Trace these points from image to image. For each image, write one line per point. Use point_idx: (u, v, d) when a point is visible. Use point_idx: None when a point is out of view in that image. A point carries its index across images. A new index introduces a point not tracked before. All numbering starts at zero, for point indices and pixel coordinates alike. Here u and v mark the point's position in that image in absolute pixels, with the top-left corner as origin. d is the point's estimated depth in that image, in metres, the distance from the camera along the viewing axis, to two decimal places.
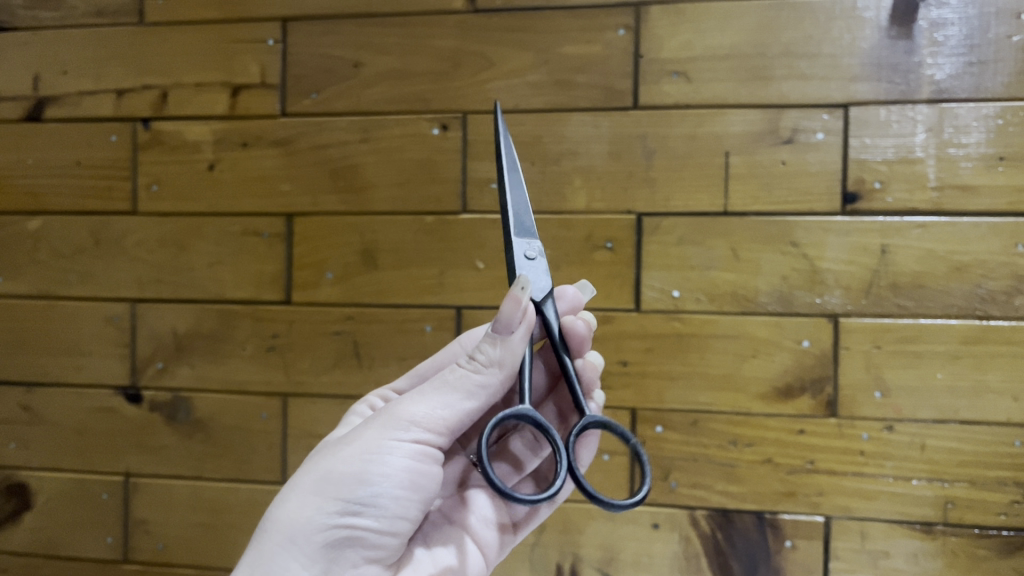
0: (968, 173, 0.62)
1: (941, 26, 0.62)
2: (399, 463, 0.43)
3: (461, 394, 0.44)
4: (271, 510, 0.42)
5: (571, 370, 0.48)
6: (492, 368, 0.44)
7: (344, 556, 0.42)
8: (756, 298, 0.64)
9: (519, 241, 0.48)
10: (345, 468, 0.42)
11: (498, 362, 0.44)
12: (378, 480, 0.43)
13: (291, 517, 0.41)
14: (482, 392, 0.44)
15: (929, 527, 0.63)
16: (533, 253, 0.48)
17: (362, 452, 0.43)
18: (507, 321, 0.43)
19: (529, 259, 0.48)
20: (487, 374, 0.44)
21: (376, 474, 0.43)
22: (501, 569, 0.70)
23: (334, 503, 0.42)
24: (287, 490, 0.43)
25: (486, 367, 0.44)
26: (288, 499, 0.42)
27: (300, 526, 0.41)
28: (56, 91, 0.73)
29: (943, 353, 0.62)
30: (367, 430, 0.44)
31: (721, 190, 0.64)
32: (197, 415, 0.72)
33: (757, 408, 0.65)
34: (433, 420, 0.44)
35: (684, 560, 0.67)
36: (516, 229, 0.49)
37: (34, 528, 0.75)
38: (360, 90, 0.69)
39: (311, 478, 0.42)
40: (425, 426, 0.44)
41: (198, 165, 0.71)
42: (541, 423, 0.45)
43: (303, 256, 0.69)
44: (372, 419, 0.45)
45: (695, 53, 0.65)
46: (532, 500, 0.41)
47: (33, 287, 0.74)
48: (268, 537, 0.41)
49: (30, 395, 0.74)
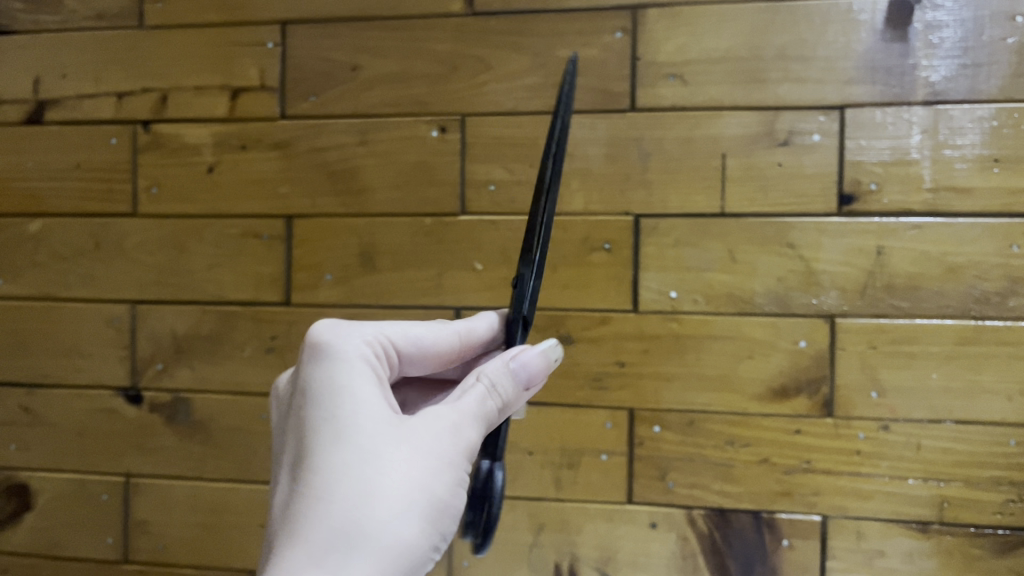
0: (963, 175, 0.62)
1: (936, 29, 0.62)
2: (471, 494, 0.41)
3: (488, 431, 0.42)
4: (375, 529, 0.37)
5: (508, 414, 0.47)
6: (499, 411, 0.42)
7: None
8: (752, 299, 0.65)
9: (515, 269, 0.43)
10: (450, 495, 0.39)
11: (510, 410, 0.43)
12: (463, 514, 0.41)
13: (404, 545, 0.37)
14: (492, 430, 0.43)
15: (925, 526, 0.64)
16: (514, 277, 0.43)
17: (461, 480, 0.40)
18: (533, 376, 0.43)
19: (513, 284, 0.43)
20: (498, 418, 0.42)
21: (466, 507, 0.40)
22: (500, 570, 0.70)
23: (438, 535, 0.39)
24: (395, 509, 0.37)
25: (504, 408, 0.43)
26: (399, 523, 0.37)
27: (407, 557, 0.37)
28: (56, 94, 0.74)
29: (938, 354, 0.63)
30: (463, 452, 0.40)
31: (718, 192, 0.65)
32: (197, 416, 0.72)
33: (754, 408, 0.65)
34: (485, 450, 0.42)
35: (681, 559, 0.67)
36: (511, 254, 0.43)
37: (35, 529, 0.76)
38: (359, 93, 0.69)
39: (420, 500, 0.38)
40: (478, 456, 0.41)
41: (198, 168, 0.72)
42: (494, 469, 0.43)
43: (302, 258, 0.70)
44: (461, 434, 0.40)
45: (691, 57, 0.65)
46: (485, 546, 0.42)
47: (33, 289, 0.74)
48: (374, 562, 0.36)
49: (30, 396, 0.75)
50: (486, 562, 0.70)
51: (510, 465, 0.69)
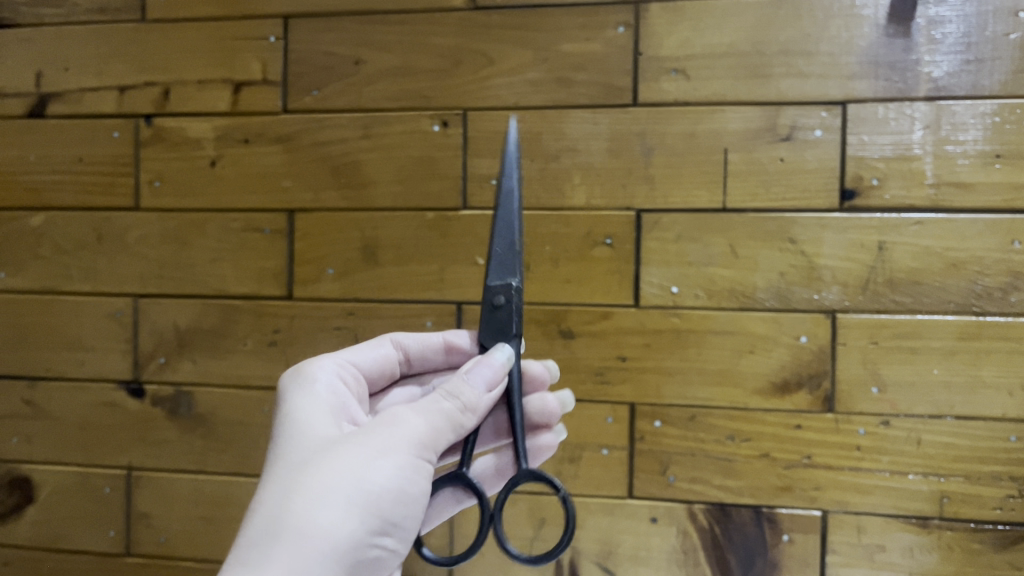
0: (965, 171, 0.62)
1: (939, 24, 0.62)
2: (424, 485, 0.44)
3: (449, 426, 0.44)
4: (297, 517, 0.39)
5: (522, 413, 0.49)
6: (467, 412, 0.45)
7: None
8: (754, 295, 0.65)
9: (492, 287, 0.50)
10: (382, 482, 0.41)
11: (474, 407, 0.45)
12: (409, 500, 0.43)
13: (325, 530, 0.39)
14: (462, 432, 0.45)
15: (925, 521, 0.64)
16: (500, 300, 0.49)
17: (400, 466, 0.42)
18: (480, 367, 0.47)
19: (495, 305, 0.50)
20: (465, 416, 0.45)
21: (412, 491, 0.43)
22: (502, 566, 0.70)
23: (369, 518, 0.41)
24: (314, 497, 0.40)
25: (465, 410, 0.45)
26: (321, 509, 0.40)
27: (337, 539, 0.39)
28: (58, 87, 0.74)
29: (938, 350, 0.63)
30: (398, 444, 0.42)
31: (720, 187, 0.65)
32: (199, 409, 0.72)
33: (755, 403, 0.65)
34: (441, 443, 0.44)
35: (682, 553, 0.67)
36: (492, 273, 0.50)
37: (38, 521, 0.76)
38: (361, 87, 0.69)
39: (348, 488, 0.41)
40: (434, 447, 0.44)
41: (200, 162, 0.72)
42: (537, 475, 0.47)
43: (304, 252, 0.70)
44: (396, 428, 0.43)
45: (694, 51, 0.65)
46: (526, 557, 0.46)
47: (36, 282, 0.74)
48: (296, 549, 0.38)
49: (33, 390, 0.75)
50: (487, 557, 0.70)
51: None
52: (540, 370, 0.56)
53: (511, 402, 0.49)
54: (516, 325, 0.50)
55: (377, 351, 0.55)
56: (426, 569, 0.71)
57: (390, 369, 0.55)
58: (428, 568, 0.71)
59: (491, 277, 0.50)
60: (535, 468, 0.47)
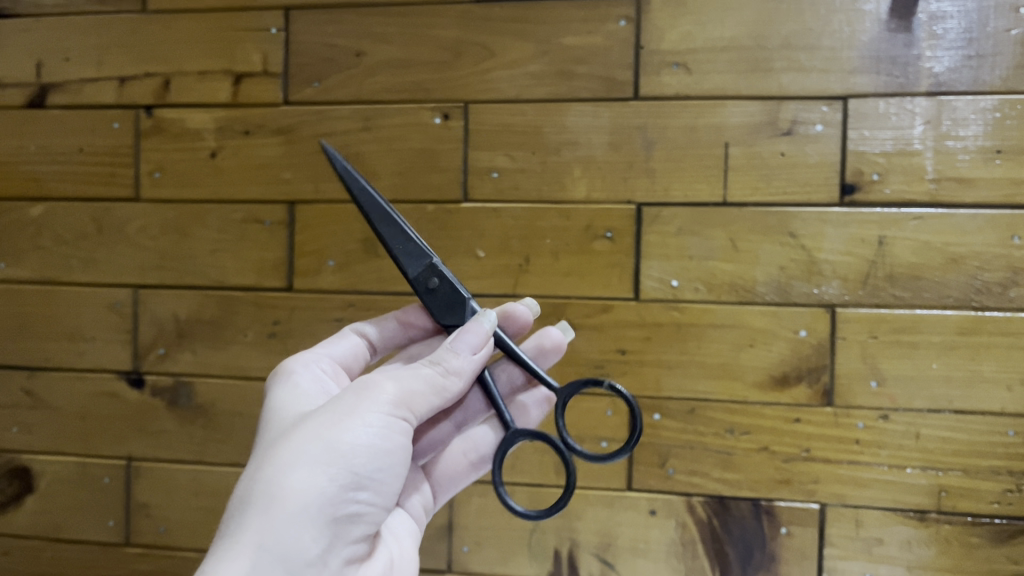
0: (965, 166, 0.62)
1: (940, 19, 0.62)
2: (402, 442, 0.44)
3: (430, 391, 0.45)
4: (268, 483, 0.40)
5: (523, 355, 0.50)
6: (450, 376, 0.46)
7: (349, 531, 0.42)
8: (754, 288, 0.65)
9: (418, 278, 0.50)
10: (352, 441, 0.42)
11: (459, 371, 0.46)
12: (384, 455, 0.43)
13: (295, 491, 0.40)
14: (446, 395, 0.46)
15: (923, 514, 0.64)
16: (434, 281, 0.50)
17: (369, 424, 0.43)
18: (459, 333, 0.47)
19: (432, 288, 0.50)
20: (448, 380, 0.46)
21: (387, 446, 0.43)
22: (501, 558, 0.70)
23: (342, 474, 0.41)
24: (284, 462, 0.41)
25: (448, 374, 0.46)
26: (292, 471, 0.40)
27: (311, 497, 0.40)
28: (58, 77, 0.74)
29: (938, 344, 0.63)
30: (367, 406, 0.43)
31: (721, 181, 0.65)
32: (199, 400, 0.72)
33: (754, 397, 0.66)
34: (419, 405, 0.45)
35: (681, 546, 0.67)
36: (409, 267, 0.50)
37: (38, 511, 0.76)
38: (362, 79, 0.69)
39: (316, 450, 0.41)
40: (410, 407, 0.44)
41: (201, 153, 0.72)
42: (577, 387, 0.49)
43: (304, 244, 0.70)
44: (364, 392, 0.44)
45: (695, 45, 0.65)
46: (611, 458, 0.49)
47: (36, 272, 0.74)
48: (269, 513, 0.39)
49: (33, 379, 0.75)
50: (486, 548, 0.70)
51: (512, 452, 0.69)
52: (523, 311, 0.56)
53: (508, 354, 0.50)
54: (461, 291, 0.50)
55: (348, 341, 0.55)
56: (426, 559, 0.71)
57: (363, 357, 0.56)
58: (428, 558, 0.71)
59: (409, 271, 0.50)
60: (575, 383, 0.49)
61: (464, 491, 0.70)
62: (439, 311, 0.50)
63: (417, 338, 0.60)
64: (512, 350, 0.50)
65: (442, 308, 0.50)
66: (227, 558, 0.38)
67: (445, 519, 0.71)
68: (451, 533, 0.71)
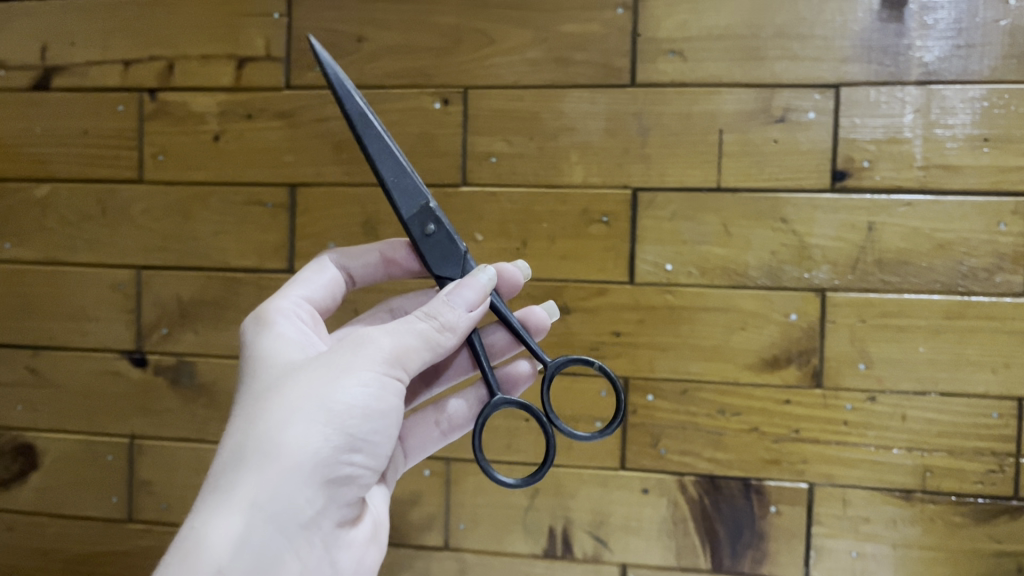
0: (953, 154, 0.64)
1: (931, 10, 0.64)
2: (395, 402, 0.45)
3: (424, 346, 0.46)
4: (265, 439, 0.42)
5: (515, 322, 0.52)
6: (445, 331, 0.46)
7: (342, 489, 0.44)
8: (746, 272, 0.66)
9: (413, 220, 0.50)
10: (347, 401, 0.43)
11: (452, 326, 0.47)
12: (380, 416, 0.44)
13: (290, 448, 0.41)
14: (438, 349, 0.46)
15: (907, 494, 0.66)
16: (430, 227, 0.51)
17: (364, 384, 0.44)
18: (455, 288, 0.48)
19: (427, 233, 0.50)
20: (442, 335, 0.46)
21: (380, 406, 0.44)
22: (496, 534, 0.71)
23: (336, 433, 0.43)
24: (280, 420, 0.42)
25: (442, 329, 0.46)
26: (288, 430, 0.42)
27: (308, 456, 0.42)
28: (63, 61, 0.75)
29: (925, 328, 0.65)
30: (361, 365, 0.44)
31: (715, 166, 0.66)
32: (201, 379, 0.73)
33: (745, 378, 0.67)
34: (413, 361, 0.45)
35: (672, 524, 0.69)
36: (404, 210, 0.50)
37: (41, 487, 0.77)
38: (364, 64, 0.70)
39: (311, 409, 0.43)
40: (404, 364, 0.45)
41: (204, 136, 0.73)
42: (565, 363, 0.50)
43: (305, 226, 0.71)
44: (359, 350, 0.45)
45: (691, 33, 0.66)
46: (596, 433, 0.50)
47: (40, 253, 0.75)
48: (265, 468, 0.41)
49: (37, 358, 0.76)
50: (482, 525, 0.71)
51: (508, 431, 0.71)
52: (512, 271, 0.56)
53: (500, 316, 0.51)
54: (456, 241, 0.51)
55: (325, 280, 0.56)
56: (422, 536, 0.72)
57: (340, 292, 0.57)
58: (424, 535, 0.72)
59: (405, 213, 0.50)
60: (563, 359, 0.51)
61: (460, 470, 0.72)
62: (429, 256, 0.51)
63: (396, 276, 0.59)
64: (504, 316, 0.51)
65: (434, 255, 0.51)
66: (224, 509, 0.40)
67: (441, 497, 0.72)
68: (446, 511, 0.72)
